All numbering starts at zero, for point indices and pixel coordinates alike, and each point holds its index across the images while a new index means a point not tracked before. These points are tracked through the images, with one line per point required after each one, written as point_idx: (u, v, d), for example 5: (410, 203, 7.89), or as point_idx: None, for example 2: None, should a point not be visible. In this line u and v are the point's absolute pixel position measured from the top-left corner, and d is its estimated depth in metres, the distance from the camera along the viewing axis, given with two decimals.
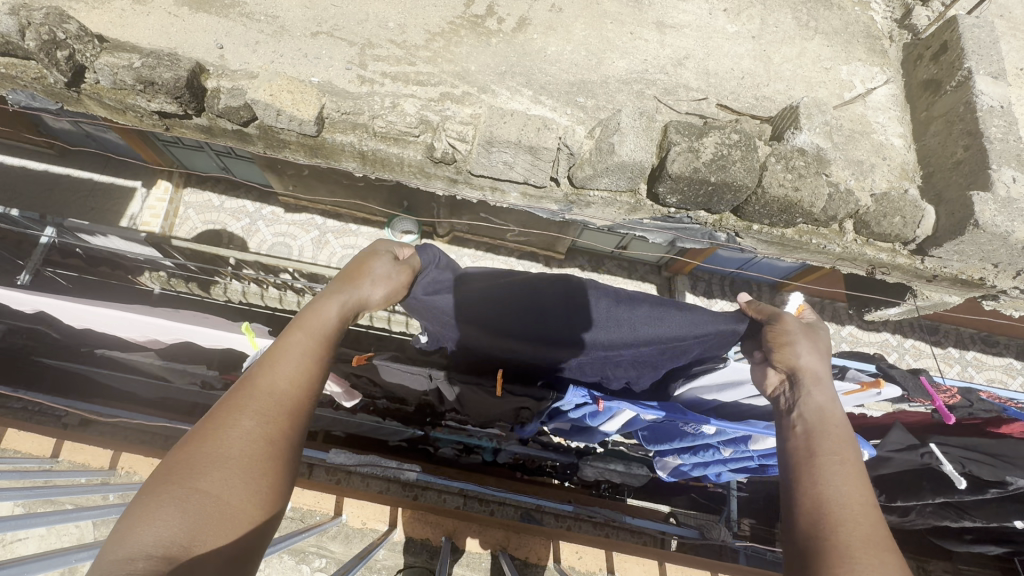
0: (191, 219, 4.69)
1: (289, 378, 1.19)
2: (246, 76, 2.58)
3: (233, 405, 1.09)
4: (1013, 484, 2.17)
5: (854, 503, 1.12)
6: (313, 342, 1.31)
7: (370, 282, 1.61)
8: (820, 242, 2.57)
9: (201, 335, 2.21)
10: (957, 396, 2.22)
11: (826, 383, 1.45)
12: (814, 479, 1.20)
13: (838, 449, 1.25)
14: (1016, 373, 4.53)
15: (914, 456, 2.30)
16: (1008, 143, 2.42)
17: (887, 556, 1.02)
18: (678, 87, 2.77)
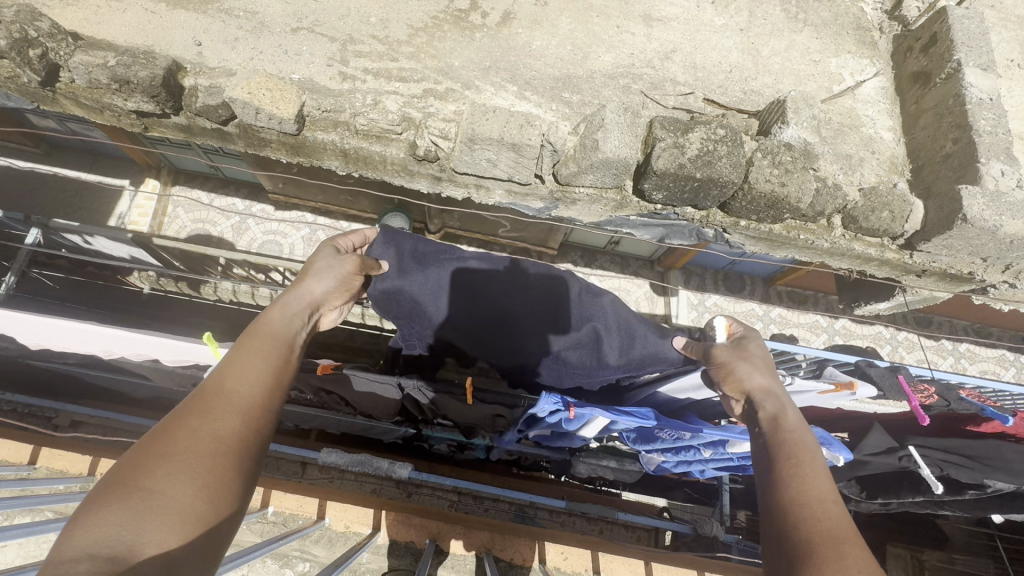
0: (180, 218, 4.65)
1: (240, 383, 1.22)
2: (225, 73, 2.54)
3: (183, 411, 1.11)
4: (992, 486, 2.22)
5: (816, 500, 1.11)
6: (265, 350, 1.36)
7: (314, 280, 1.67)
8: (808, 237, 2.55)
9: (169, 345, 2.13)
10: (933, 396, 2.22)
11: (779, 396, 1.51)
12: (773, 486, 1.20)
13: (791, 455, 1.26)
14: (1008, 365, 4.53)
15: (892, 460, 2.26)
16: (997, 135, 2.40)
17: (849, 545, 1.00)
18: (664, 81, 2.73)
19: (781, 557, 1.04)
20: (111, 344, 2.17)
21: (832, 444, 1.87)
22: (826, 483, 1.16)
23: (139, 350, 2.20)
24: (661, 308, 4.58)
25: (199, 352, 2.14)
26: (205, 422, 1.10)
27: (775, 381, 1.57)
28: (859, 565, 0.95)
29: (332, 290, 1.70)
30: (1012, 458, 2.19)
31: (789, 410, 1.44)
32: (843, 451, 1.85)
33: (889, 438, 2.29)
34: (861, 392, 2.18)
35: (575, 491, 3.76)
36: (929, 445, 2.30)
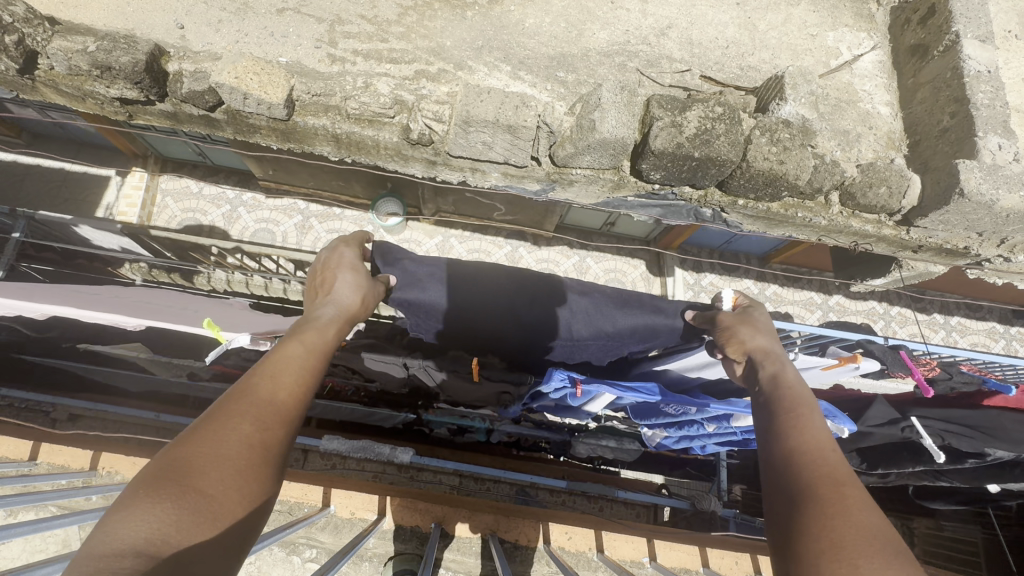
0: (169, 207, 4.56)
1: (290, 389, 1.15)
2: (210, 57, 2.47)
3: (231, 407, 1.03)
4: (991, 455, 2.23)
5: (818, 450, 1.12)
6: (313, 359, 1.28)
7: (349, 296, 1.58)
8: (806, 215, 2.54)
9: (162, 330, 2.04)
10: (936, 368, 2.31)
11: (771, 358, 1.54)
12: (778, 439, 1.20)
13: (794, 408, 1.27)
14: (998, 336, 4.60)
15: (895, 431, 2.30)
16: (994, 109, 2.40)
17: (851, 488, 1.01)
18: (660, 58, 2.68)
19: (784, 504, 1.04)
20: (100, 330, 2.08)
21: (836, 416, 1.89)
22: (828, 434, 1.16)
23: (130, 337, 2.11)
24: (658, 288, 4.60)
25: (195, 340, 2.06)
26: (254, 427, 1.02)
27: (773, 345, 1.61)
28: (860, 510, 0.96)
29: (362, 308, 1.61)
30: (1009, 427, 2.25)
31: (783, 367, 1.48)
32: (847, 422, 1.86)
33: (891, 410, 2.35)
34: (866, 367, 2.20)
35: (575, 470, 3.81)
36: (928, 415, 2.34)
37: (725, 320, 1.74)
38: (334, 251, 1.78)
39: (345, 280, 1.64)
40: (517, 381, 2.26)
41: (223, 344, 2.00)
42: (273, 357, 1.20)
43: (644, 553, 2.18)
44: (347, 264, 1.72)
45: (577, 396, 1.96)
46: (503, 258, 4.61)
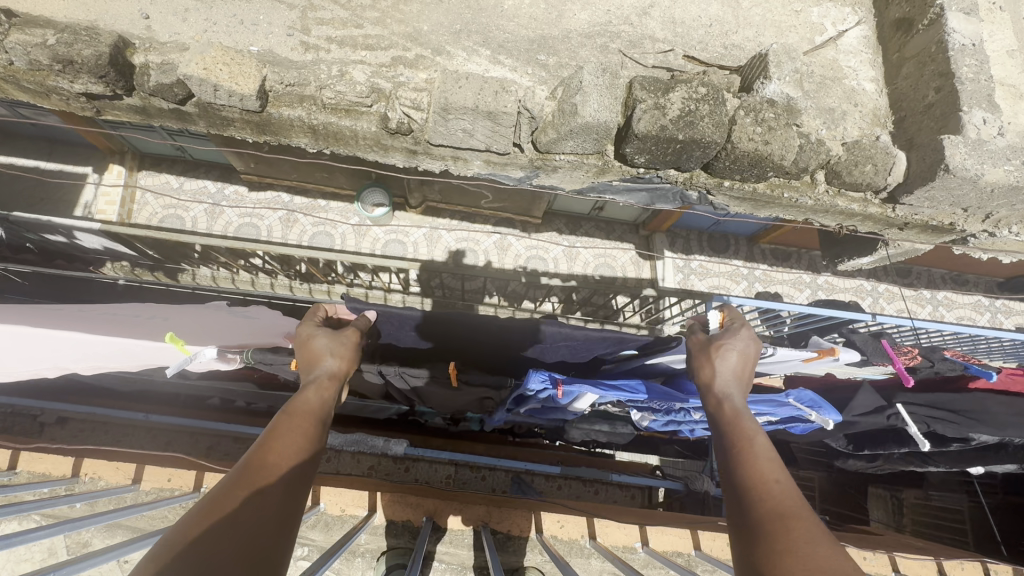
0: (150, 204, 4.44)
1: (283, 454, 1.11)
2: (178, 48, 2.37)
3: (230, 481, 1.00)
4: (975, 439, 2.23)
5: (762, 483, 1.12)
6: (303, 423, 1.23)
7: (328, 352, 1.50)
8: (792, 195, 2.52)
9: (129, 351, 1.99)
10: (918, 357, 2.26)
11: (725, 386, 1.48)
12: (726, 478, 1.19)
13: (734, 442, 1.26)
14: (984, 310, 4.64)
15: (880, 419, 2.30)
16: (979, 82, 2.38)
17: (798, 520, 1.00)
18: (643, 38, 2.63)
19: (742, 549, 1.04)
20: (61, 353, 2.00)
21: (822, 407, 1.87)
22: (773, 466, 1.16)
23: (91, 359, 2.03)
24: (648, 273, 4.59)
25: (161, 351, 1.98)
26: (260, 497, 0.99)
27: (735, 372, 1.51)
28: (805, 541, 0.95)
29: (346, 361, 1.52)
30: (994, 410, 2.25)
31: (727, 399, 1.43)
32: (832, 413, 1.84)
33: (877, 397, 2.33)
34: (848, 358, 2.21)
35: (569, 456, 3.82)
36: (913, 402, 2.32)
37: (694, 346, 1.66)
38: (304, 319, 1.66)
39: (326, 339, 1.53)
40: (497, 384, 2.09)
41: (190, 357, 1.94)
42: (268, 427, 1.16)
43: (636, 538, 2.19)
44: (312, 330, 1.58)
45: (560, 397, 1.93)
46: (492, 247, 4.56)
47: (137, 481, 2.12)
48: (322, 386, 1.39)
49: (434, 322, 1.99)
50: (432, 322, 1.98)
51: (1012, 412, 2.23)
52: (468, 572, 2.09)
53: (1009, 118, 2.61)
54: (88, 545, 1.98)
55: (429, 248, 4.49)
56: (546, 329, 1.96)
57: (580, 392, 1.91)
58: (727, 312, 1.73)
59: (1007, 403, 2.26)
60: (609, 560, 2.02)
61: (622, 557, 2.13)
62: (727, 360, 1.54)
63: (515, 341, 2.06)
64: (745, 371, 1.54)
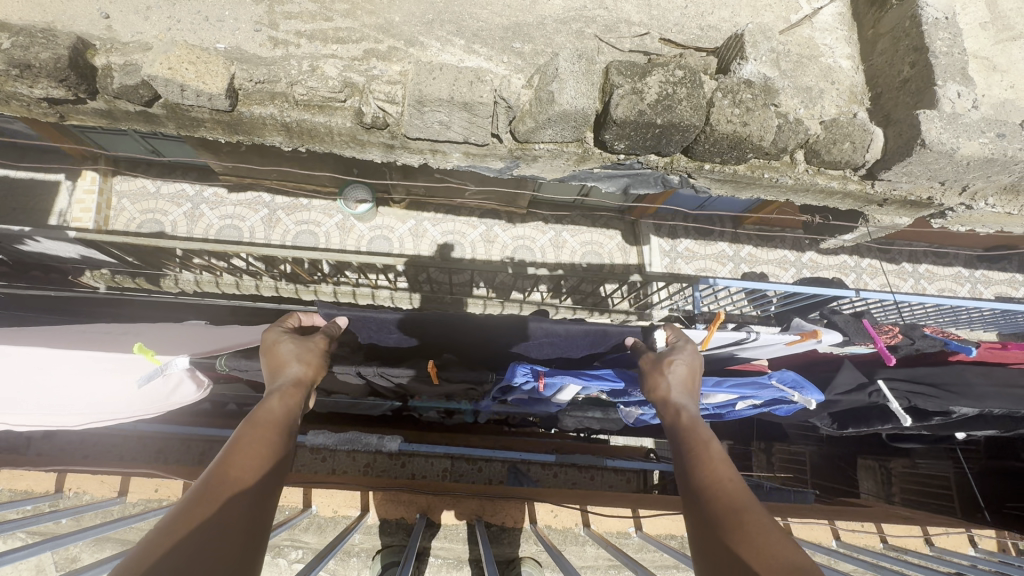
0: (127, 209, 4.34)
1: (246, 469, 1.09)
2: (141, 48, 2.30)
3: (193, 500, 0.97)
4: (957, 412, 2.23)
5: (719, 485, 1.13)
6: (267, 435, 1.20)
7: (292, 361, 1.47)
8: (772, 175, 2.52)
9: (93, 363, 1.94)
10: (898, 335, 2.30)
11: (678, 396, 1.49)
12: (679, 478, 1.20)
13: (692, 445, 1.26)
14: (964, 281, 4.72)
15: (862, 396, 2.25)
16: (953, 56, 2.40)
17: (751, 515, 1.04)
18: (619, 22, 2.60)
19: (700, 546, 1.07)
20: (26, 371, 1.96)
21: (803, 388, 1.90)
22: (724, 463, 1.18)
23: (57, 377, 1.98)
24: (635, 258, 4.59)
25: (130, 363, 1.94)
26: (222, 514, 0.97)
27: (686, 385, 1.54)
28: (761, 535, 0.99)
29: (311, 368, 1.49)
30: (972, 381, 2.30)
31: (684, 410, 1.43)
32: (815, 392, 1.85)
33: (858, 374, 2.30)
34: (831, 340, 2.22)
35: (564, 443, 3.84)
36: (895, 377, 2.33)
37: (643, 364, 1.65)
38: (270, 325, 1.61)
39: (291, 348, 1.50)
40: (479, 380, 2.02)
41: (160, 367, 1.85)
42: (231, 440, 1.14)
43: (629, 523, 2.22)
44: (278, 337, 1.54)
45: (542, 388, 1.93)
46: (478, 239, 4.52)
47: (123, 494, 2.10)
48: (285, 394, 1.36)
49: (416, 324, 1.97)
50: (414, 324, 1.97)
51: (990, 382, 2.28)
52: (464, 566, 2.06)
53: (982, 91, 2.63)
54: (76, 560, 1.95)
55: (415, 242, 4.45)
56: (533, 326, 1.97)
57: (563, 383, 1.90)
58: (671, 332, 1.80)
59: (986, 373, 2.31)
60: (603, 547, 2.04)
61: (617, 543, 2.15)
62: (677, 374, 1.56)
63: (499, 339, 2.06)
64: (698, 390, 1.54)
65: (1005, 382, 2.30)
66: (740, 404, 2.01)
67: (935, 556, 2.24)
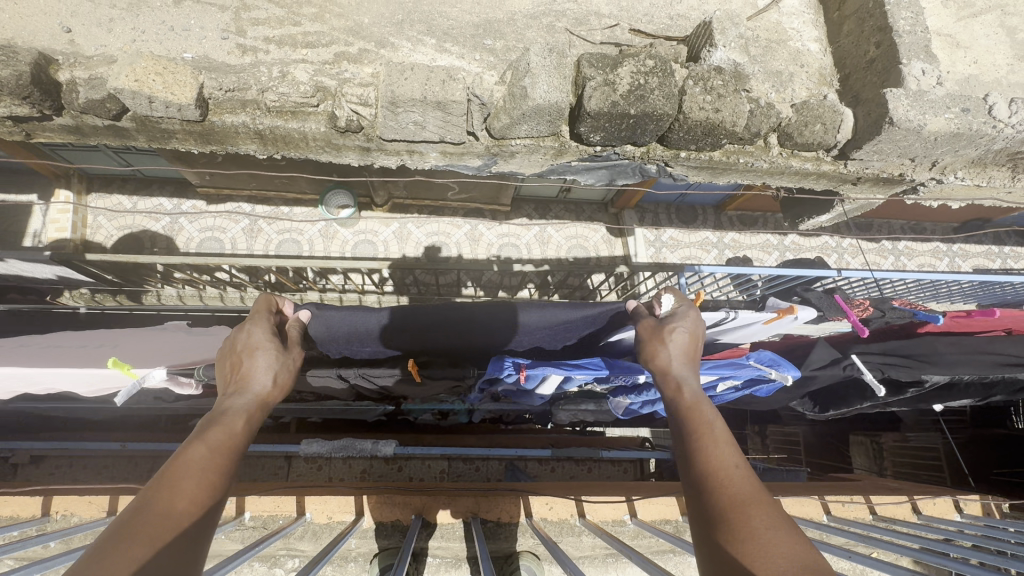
0: (104, 227, 4.27)
1: (188, 496, 1.05)
2: (106, 61, 2.26)
3: (124, 534, 0.92)
4: (928, 380, 2.28)
5: (724, 472, 1.14)
6: (222, 458, 1.18)
7: (259, 376, 1.46)
8: (748, 160, 2.55)
9: (77, 379, 1.92)
10: (869, 308, 2.42)
11: (676, 371, 1.52)
12: (687, 466, 1.20)
13: (695, 428, 1.28)
14: (942, 256, 4.82)
15: (838, 370, 2.27)
16: (915, 34, 2.46)
17: (759, 509, 1.04)
18: (589, 15, 2.61)
19: (703, 540, 1.06)
20: (10, 387, 1.94)
21: (780, 365, 1.94)
22: (731, 451, 1.19)
23: (44, 391, 1.97)
24: (620, 250, 4.61)
25: (110, 377, 1.92)
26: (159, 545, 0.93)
27: (685, 357, 1.57)
28: (766, 528, 1.00)
29: (275, 385, 1.49)
30: (943, 351, 2.33)
31: (683, 386, 1.45)
32: (791, 368, 1.90)
33: (832, 351, 2.33)
34: (805, 316, 2.28)
35: (561, 438, 3.87)
36: (868, 350, 2.37)
37: (643, 331, 1.70)
38: (240, 327, 1.58)
39: (261, 362, 1.50)
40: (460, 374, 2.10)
41: (137, 380, 1.85)
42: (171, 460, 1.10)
43: (624, 511, 2.24)
44: (261, 341, 1.54)
45: (524, 382, 1.93)
46: (463, 239, 4.52)
47: (112, 513, 2.06)
48: (248, 415, 1.35)
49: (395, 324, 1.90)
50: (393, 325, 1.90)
51: (961, 351, 2.32)
52: (462, 565, 2.08)
53: (947, 68, 2.69)
54: None
55: (400, 246, 4.44)
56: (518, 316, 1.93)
57: (545, 374, 1.91)
58: (673, 293, 1.78)
59: (955, 342, 2.34)
60: (598, 536, 2.06)
61: (612, 531, 2.17)
62: (675, 349, 1.60)
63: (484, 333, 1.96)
64: (698, 363, 1.58)
65: (973, 349, 2.35)
66: (721, 387, 2.03)
67: (923, 524, 2.29)
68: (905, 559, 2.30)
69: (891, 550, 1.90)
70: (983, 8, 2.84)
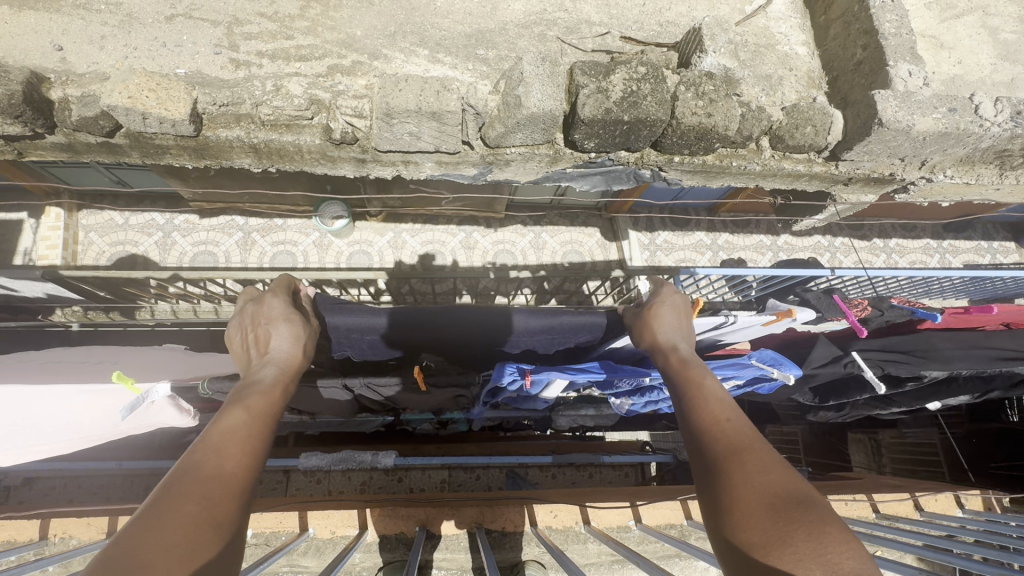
0: (96, 243, 4.23)
1: (226, 458, 1.06)
2: (98, 78, 2.25)
3: (170, 494, 0.94)
4: (928, 375, 2.28)
5: (717, 421, 1.16)
6: (259, 424, 1.19)
7: (287, 347, 1.48)
8: (740, 163, 2.57)
9: (76, 399, 1.89)
10: (868, 308, 2.41)
11: (673, 340, 1.57)
12: (685, 416, 1.23)
13: (690, 383, 1.31)
14: (933, 252, 4.88)
15: (838, 368, 2.28)
16: (900, 37, 2.51)
17: (752, 450, 1.06)
18: (580, 24, 2.63)
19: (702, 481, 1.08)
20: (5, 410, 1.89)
21: (782, 363, 1.95)
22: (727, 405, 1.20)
23: (38, 414, 1.92)
24: (615, 254, 4.64)
25: (109, 394, 1.90)
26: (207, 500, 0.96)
27: (678, 326, 1.63)
28: (761, 471, 1.01)
29: (302, 355, 1.50)
30: (941, 346, 2.34)
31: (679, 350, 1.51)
32: (792, 367, 1.92)
33: (832, 349, 2.34)
34: (803, 318, 2.30)
35: (561, 444, 3.86)
36: (868, 348, 2.38)
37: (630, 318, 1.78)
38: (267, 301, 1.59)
39: (285, 333, 1.50)
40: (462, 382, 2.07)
41: (140, 396, 1.84)
42: (210, 424, 1.12)
43: (629, 517, 2.24)
44: (286, 315, 1.55)
45: (529, 387, 1.93)
46: (458, 246, 4.52)
47: (111, 536, 2.03)
48: (281, 382, 1.37)
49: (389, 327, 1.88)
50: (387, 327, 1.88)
51: (959, 346, 2.35)
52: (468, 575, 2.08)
53: (932, 68, 2.73)
54: None
55: (395, 255, 4.43)
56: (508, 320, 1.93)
57: (549, 379, 1.92)
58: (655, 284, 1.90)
59: (951, 338, 2.36)
60: (604, 543, 2.05)
61: (618, 537, 2.16)
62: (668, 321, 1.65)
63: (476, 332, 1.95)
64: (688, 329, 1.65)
65: (969, 344, 2.37)
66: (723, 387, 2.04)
67: (926, 521, 2.29)
68: (909, 557, 2.30)
69: (896, 549, 1.91)
70: (965, 9, 2.90)
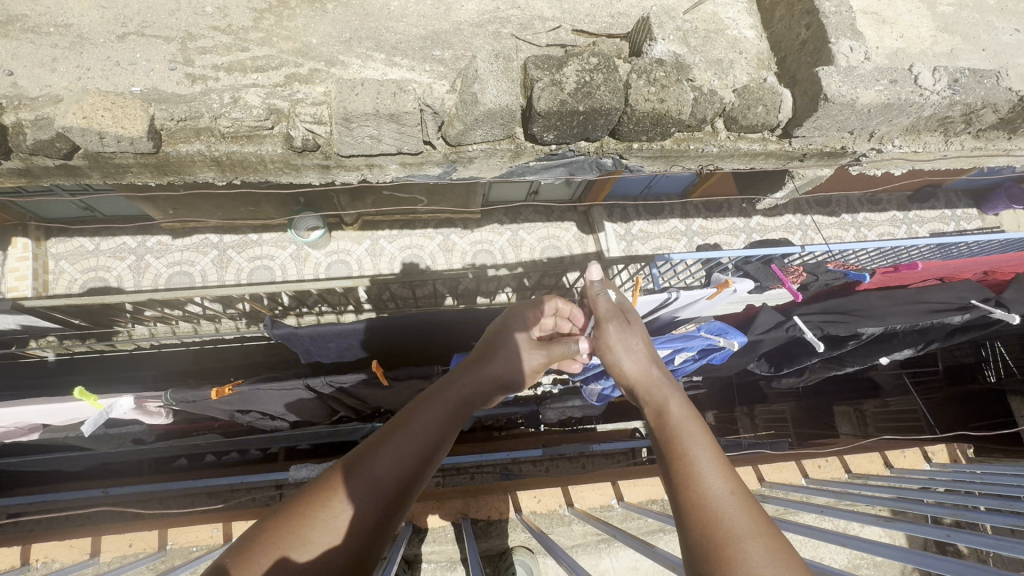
0: (66, 271, 4.16)
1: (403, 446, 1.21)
2: (51, 101, 2.24)
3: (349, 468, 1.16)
4: (864, 332, 2.39)
5: (709, 499, 1.06)
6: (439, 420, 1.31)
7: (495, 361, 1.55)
8: (697, 146, 2.64)
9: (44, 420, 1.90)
10: (803, 274, 2.57)
11: (655, 379, 1.48)
12: (676, 488, 1.12)
13: (680, 447, 1.20)
14: (899, 224, 5.02)
15: (782, 332, 2.36)
16: (839, 15, 2.61)
17: (748, 541, 0.95)
18: (533, 19, 2.69)
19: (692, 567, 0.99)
20: None
21: (727, 332, 2.02)
22: (725, 474, 1.10)
23: None
24: (592, 246, 4.71)
25: (81, 408, 1.90)
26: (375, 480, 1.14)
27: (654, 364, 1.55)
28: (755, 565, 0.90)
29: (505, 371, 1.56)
30: (877, 304, 2.45)
31: (660, 394, 1.41)
32: (738, 334, 1.99)
33: (775, 314, 2.42)
34: (741, 288, 2.37)
35: (549, 437, 3.90)
36: (809, 312, 2.47)
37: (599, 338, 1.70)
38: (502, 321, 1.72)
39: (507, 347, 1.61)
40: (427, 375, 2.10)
41: (105, 410, 1.85)
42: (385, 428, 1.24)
43: (610, 496, 2.29)
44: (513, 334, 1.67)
45: None
46: (436, 249, 4.55)
47: (96, 554, 2.05)
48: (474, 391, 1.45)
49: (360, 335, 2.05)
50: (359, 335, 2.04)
51: (893, 303, 2.45)
52: (457, 566, 2.12)
53: (876, 43, 2.84)
54: None
55: (374, 262, 4.45)
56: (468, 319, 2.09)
57: None
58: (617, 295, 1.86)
59: (887, 296, 2.46)
60: (588, 522, 2.10)
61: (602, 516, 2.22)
62: (625, 349, 1.61)
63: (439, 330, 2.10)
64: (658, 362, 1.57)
65: (908, 301, 2.46)
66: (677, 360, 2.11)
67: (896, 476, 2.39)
68: (883, 510, 2.40)
69: (865, 502, 1.99)
70: None
